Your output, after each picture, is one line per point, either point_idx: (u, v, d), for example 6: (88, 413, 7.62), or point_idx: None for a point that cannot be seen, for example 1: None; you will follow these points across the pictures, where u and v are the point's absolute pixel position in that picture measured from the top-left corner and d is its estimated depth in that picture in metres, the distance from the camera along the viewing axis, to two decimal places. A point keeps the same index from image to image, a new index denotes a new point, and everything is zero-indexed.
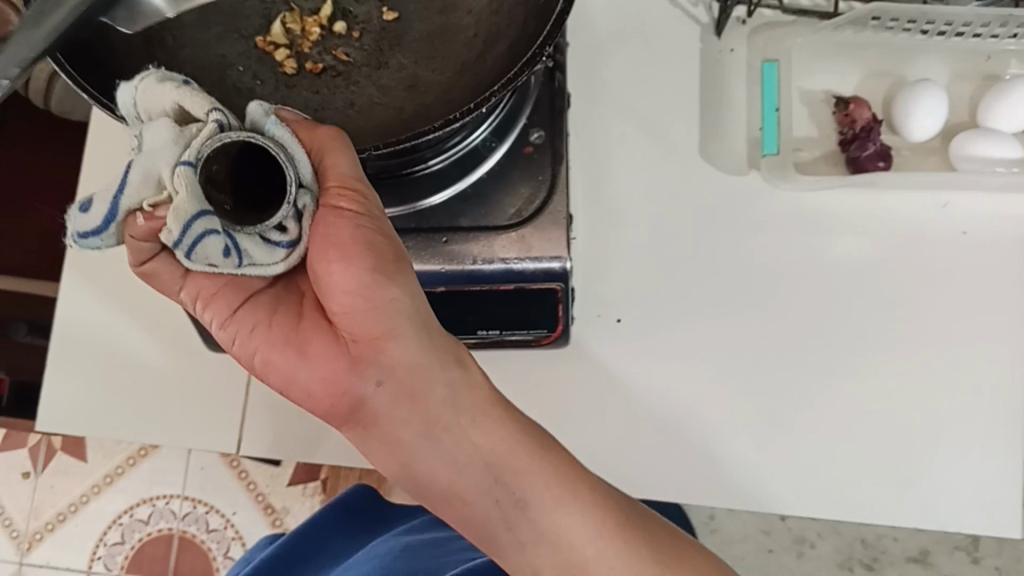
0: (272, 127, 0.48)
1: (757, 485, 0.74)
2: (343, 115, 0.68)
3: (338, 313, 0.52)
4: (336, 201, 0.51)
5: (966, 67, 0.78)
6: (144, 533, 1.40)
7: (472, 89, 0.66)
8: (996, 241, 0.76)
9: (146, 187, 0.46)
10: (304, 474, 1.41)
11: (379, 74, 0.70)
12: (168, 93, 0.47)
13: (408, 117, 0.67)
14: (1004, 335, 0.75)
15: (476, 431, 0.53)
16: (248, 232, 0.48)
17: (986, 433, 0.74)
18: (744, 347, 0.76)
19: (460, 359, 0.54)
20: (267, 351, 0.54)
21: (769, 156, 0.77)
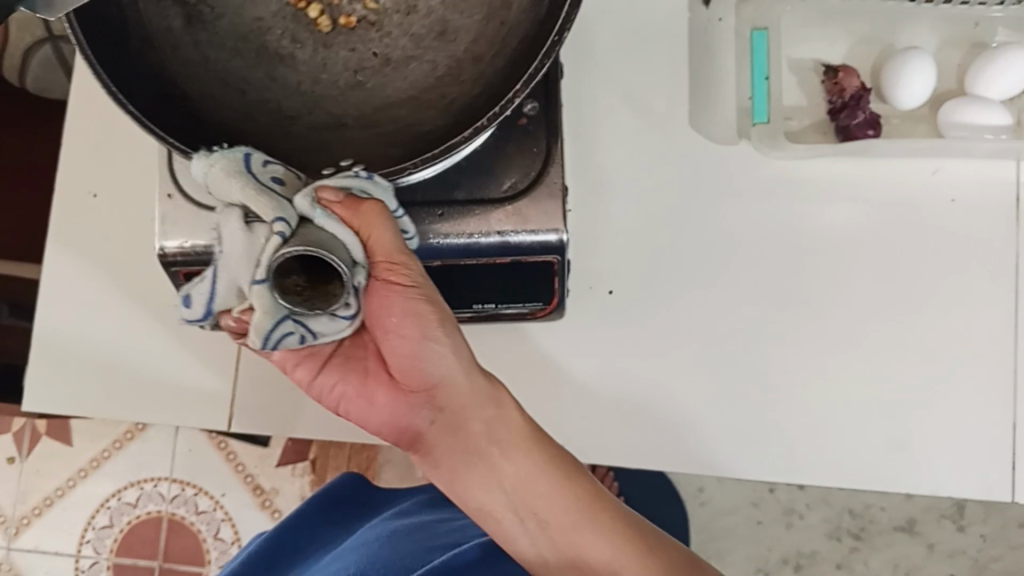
0: (319, 219, 0.51)
1: (747, 453, 0.75)
2: (381, 75, 0.60)
3: (399, 370, 0.60)
4: (387, 276, 0.55)
5: (954, 33, 0.78)
6: (133, 516, 1.40)
7: (503, 37, 0.58)
8: (985, 207, 0.76)
9: (231, 294, 0.52)
10: (294, 454, 1.41)
11: (408, 20, 0.61)
12: (234, 189, 0.51)
13: (447, 78, 0.59)
14: (991, 300, 0.75)
15: (506, 461, 0.60)
16: (319, 318, 0.52)
17: (974, 399, 0.74)
18: (735, 317, 0.76)
19: (498, 398, 0.61)
20: (345, 404, 0.62)
21: (760, 125, 0.76)
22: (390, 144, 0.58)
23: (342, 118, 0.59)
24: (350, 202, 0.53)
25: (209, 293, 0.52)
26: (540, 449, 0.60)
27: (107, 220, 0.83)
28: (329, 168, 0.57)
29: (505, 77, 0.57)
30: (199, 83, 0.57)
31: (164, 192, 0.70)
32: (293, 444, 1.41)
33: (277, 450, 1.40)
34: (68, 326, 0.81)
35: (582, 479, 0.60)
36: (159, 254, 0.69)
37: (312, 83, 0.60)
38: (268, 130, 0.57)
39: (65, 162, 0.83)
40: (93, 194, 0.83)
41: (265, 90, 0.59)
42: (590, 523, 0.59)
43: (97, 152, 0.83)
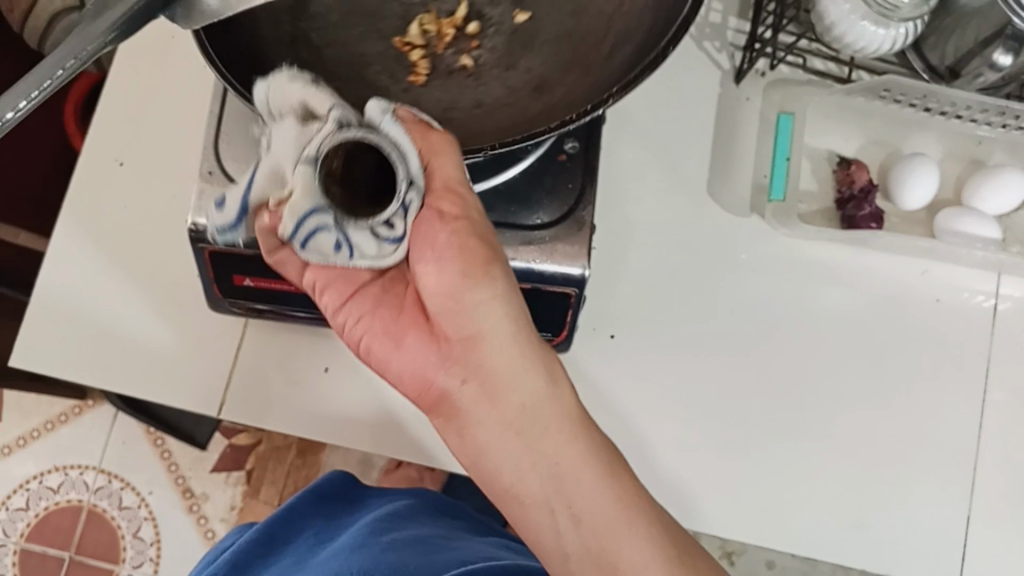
0: (387, 125, 0.52)
1: (715, 510, 0.78)
2: (469, 113, 0.69)
3: (435, 311, 0.58)
4: (438, 203, 0.56)
5: (955, 147, 0.84)
6: (51, 502, 1.35)
7: (593, 91, 0.66)
8: (962, 311, 0.82)
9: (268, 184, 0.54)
10: (231, 462, 1.38)
11: (507, 74, 0.71)
12: (297, 89, 0.54)
13: (533, 117, 0.67)
14: (961, 398, 0.80)
15: (545, 438, 0.56)
16: (358, 227, 0.54)
17: (937, 488, 0.79)
18: (722, 378, 0.80)
19: (541, 365, 0.57)
20: (370, 339, 0.61)
21: (775, 202, 0.82)
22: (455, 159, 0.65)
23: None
24: (419, 128, 0.55)
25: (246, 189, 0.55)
26: (585, 436, 0.56)
27: (126, 189, 0.83)
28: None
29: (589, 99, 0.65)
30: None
31: (205, 169, 0.71)
32: (231, 452, 1.38)
33: (215, 455, 1.38)
34: (62, 288, 0.81)
35: (623, 475, 0.56)
36: (190, 228, 0.70)
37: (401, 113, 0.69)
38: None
39: (95, 128, 0.83)
40: (119, 163, 0.83)
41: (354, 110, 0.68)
42: (629, 522, 0.54)
43: (129, 123, 0.84)
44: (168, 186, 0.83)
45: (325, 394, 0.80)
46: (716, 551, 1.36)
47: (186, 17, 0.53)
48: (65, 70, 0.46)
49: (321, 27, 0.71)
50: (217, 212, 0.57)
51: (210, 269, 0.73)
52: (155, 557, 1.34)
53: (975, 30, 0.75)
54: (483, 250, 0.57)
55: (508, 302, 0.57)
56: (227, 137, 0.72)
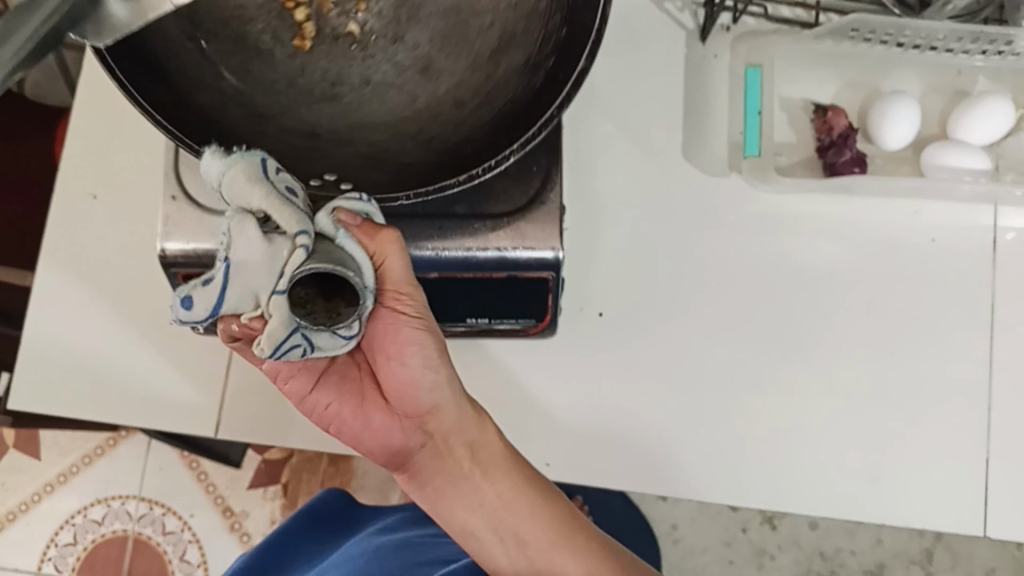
0: (343, 239, 0.51)
1: (725, 478, 0.76)
2: (358, 93, 0.64)
3: (398, 397, 0.62)
4: (394, 303, 0.57)
5: (937, 81, 0.81)
6: (98, 534, 1.37)
7: (489, 111, 0.63)
8: (963, 249, 0.79)
9: (240, 301, 0.49)
10: (266, 477, 1.39)
11: (393, 49, 0.65)
12: (254, 193, 0.49)
13: (424, 115, 0.64)
14: (969, 338, 0.77)
15: (489, 482, 0.63)
16: (321, 334, 0.51)
17: (953, 433, 0.76)
18: (718, 344, 0.78)
19: (482, 424, 0.63)
20: (340, 422, 0.63)
21: (750, 157, 0.80)
22: (363, 166, 0.63)
23: (315, 127, 0.63)
24: (367, 228, 0.54)
25: (213, 301, 0.48)
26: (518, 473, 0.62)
27: (105, 221, 0.83)
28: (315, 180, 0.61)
29: (496, 130, 0.63)
30: (177, 57, 0.62)
31: (169, 194, 0.71)
32: (266, 466, 1.39)
33: (249, 472, 1.39)
34: (56, 327, 0.81)
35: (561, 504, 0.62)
36: (160, 255, 0.69)
37: (287, 85, 0.64)
38: (246, 118, 0.62)
39: (68, 164, 0.84)
40: (93, 196, 0.83)
41: (238, 83, 0.63)
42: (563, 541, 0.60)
43: (99, 155, 0.84)
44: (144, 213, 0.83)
45: None
46: (756, 518, 1.33)
47: (96, 33, 0.47)
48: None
49: None
50: (182, 310, 0.48)
51: None
52: None
53: None
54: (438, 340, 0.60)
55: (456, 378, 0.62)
56: (185, 159, 0.71)
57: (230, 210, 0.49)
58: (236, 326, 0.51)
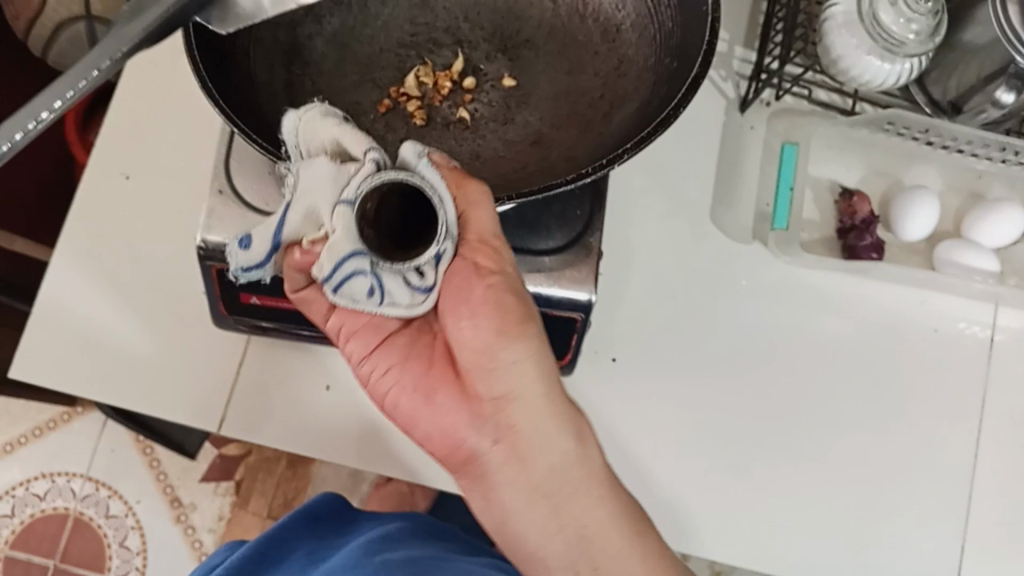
0: (422, 168, 0.52)
1: (711, 535, 0.78)
2: (465, 165, 0.68)
3: (468, 368, 0.58)
4: (474, 256, 0.57)
5: (956, 180, 0.86)
6: (37, 509, 1.34)
7: (599, 149, 0.65)
8: (960, 343, 0.83)
9: (299, 224, 0.54)
10: (219, 472, 1.38)
11: (504, 129, 0.70)
12: (326, 125, 0.55)
13: (538, 170, 0.66)
14: (958, 426, 0.81)
15: (577, 502, 0.59)
16: (393, 277, 0.53)
17: (932, 517, 0.79)
18: (723, 403, 0.80)
19: (576, 430, 0.60)
20: (396, 395, 0.61)
21: (778, 230, 0.82)
22: None
23: None
24: (454, 175, 0.57)
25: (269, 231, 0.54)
26: (610, 497, 0.60)
27: (130, 202, 0.83)
28: None
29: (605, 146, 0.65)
30: None
31: (215, 186, 0.71)
32: (221, 462, 1.38)
33: (203, 465, 1.38)
34: (62, 299, 0.80)
35: (646, 537, 0.61)
36: (198, 246, 0.70)
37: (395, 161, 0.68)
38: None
39: (102, 139, 0.84)
40: (124, 176, 0.83)
41: None
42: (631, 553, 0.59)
43: (137, 137, 0.84)
44: (172, 200, 0.83)
45: (330, 413, 0.80)
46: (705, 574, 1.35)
47: (221, 20, 0.60)
48: (100, 71, 0.50)
49: (314, 74, 0.70)
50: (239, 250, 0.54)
51: (217, 287, 0.73)
52: (141, 566, 1.32)
53: (978, 67, 0.76)
54: (519, 313, 0.57)
55: (540, 363, 0.58)
56: (237, 156, 0.72)
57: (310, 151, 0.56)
58: (298, 256, 0.55)
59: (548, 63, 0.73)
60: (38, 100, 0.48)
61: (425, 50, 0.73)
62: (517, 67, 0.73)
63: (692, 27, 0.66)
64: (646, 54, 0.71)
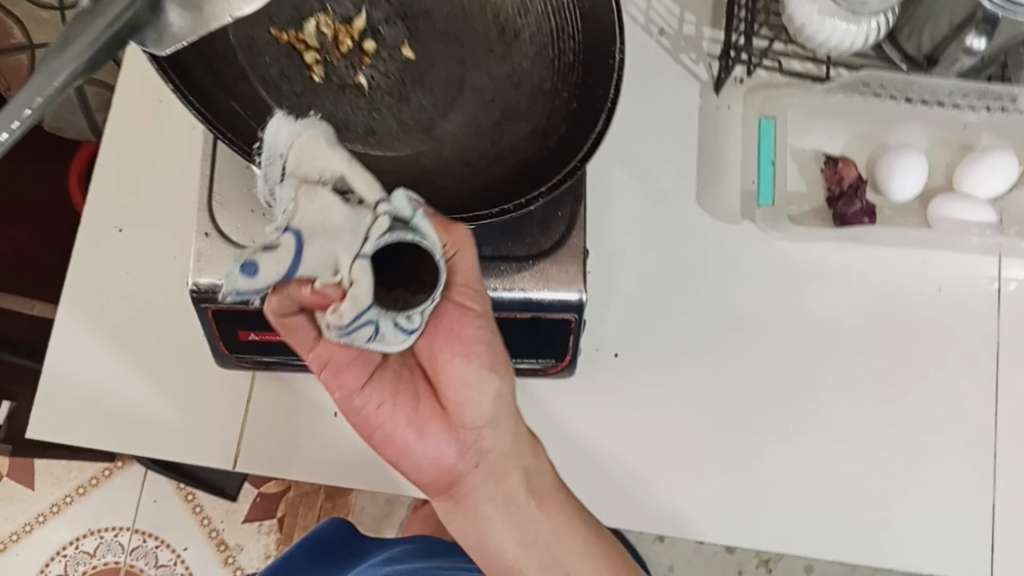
0: (419, 220, 0.52)
1: (735, 521, 0.77)
2: (359, 140, 0.68)
3: (458, 404, 0.62)
4: (463, 300, 0.59)
5: (942, 136, 0.84)
6: (90, 566, 1.36)
7: (496, 172, 0.66)
8: (967, 299, 0.81)
9: (319, 265, 0.50)
10: (262, 511, 1.39)
11: (399, 106, 0.70)
12: (332, 158, 0.52)
13: (432, 162, 0.67)
14: (976, 385, 0.79)
15: (544, 515, 0.66)
16: (388, 319, 0.52)
17: (961, 479, 0.78)
18: (731, 386, 0.80)
19: (536, 451, 0.67)
20: (389, 426, 0.62)
21: (764, 206, 0.82)
22: None
23: None
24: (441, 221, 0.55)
25: (279, 268, 0.49)
26: (569, 507, 0.68)
27: (128, 254, 0.85)
28: None
29: (511, 172, 0.65)
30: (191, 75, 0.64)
31: (201, 231, 0.72)
32: (261, 500, 1.40)
33: (245, 506, 1.39)
34: (73, 357, 0.82)
35: (604, 539, 0.69)
36: (192, 289, 0.71)
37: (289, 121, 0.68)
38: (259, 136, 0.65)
39: (94, 198, 0.86)
40: (117, 229, 0.85)
41: (244, 100, 0.66)
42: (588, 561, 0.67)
43: (127, 191, 0.86)
44: (167, 248, 0.85)
45: (340, 439, 0.81)
46: (751, 561, 1.33)
47: (157, 41, 0.51)
48: (32, 110, 0.45)
49: None
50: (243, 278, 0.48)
51: (214, 326, 0.74)
52: None
53: (948, 16, 0.75)
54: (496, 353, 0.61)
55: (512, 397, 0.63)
56: (220, 197, 0.74)
57: (301, 175, 0.52)
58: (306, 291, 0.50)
59: (448, 42, 0.71)
60: None
61: None
62: (417, 36, 0.72)
63: (600, 71, 0.65)
64: (541, 73, 0.68)
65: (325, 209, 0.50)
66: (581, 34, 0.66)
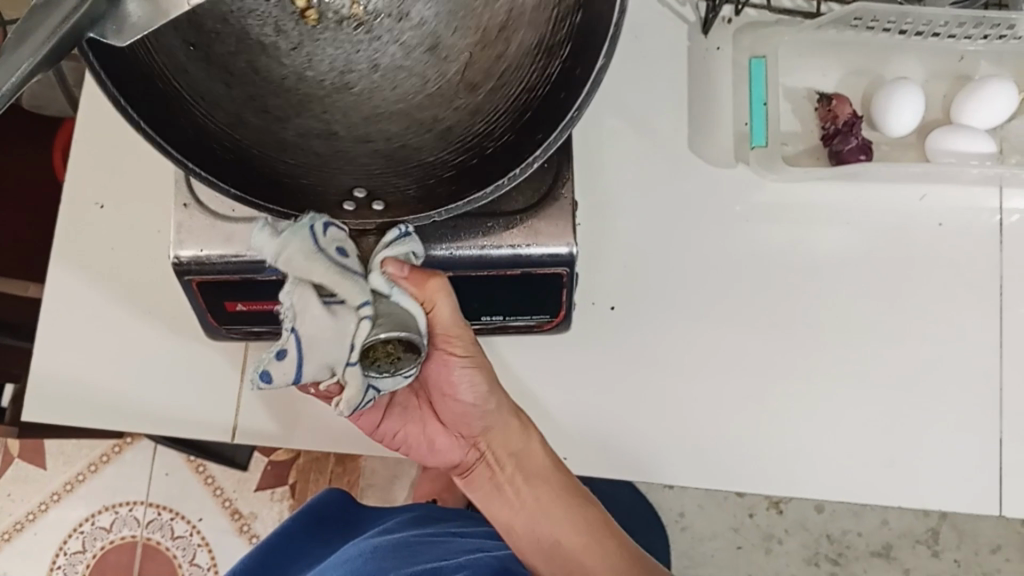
0: (394, 295, 0.58)
1: (742, 467, 0.77)
2: (369, 82, 0.55)
3: (458, 420, 0.72)
4: (445, 345, 0.65)
5: (940, 66, 0.82)
6: (107, 541, 1.37)
7: (514, 108, 0.54)
8: (972, 232, 0.79)
9: (316, 369, 0.55)
10: (273, 479, 1.40)
11: (402, 23, 0.54)
12: (313, 267, 0.55)
13: (438, 99, 0.55)
14: (981, 318, 0.78)
15: (533, 486, 0.71)
16: (386, 378, 0.59)
17: (968, 413, 0.77)
18: (733, 332, 0.78)
19: (528, 433, 0.71)
20: (407, 447, 0.73)
21: (757, 148, 0.80)
22: (370, 160, 0.55)
23: (332, 126, 0.55)
24: (414, 277, 0.61)
25: (291, 374, 0.54)
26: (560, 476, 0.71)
27: (114, 230, 0.83)
28: (347, 203, 0.57)
29: (526, 115, 0.54)
30: (185, 78, 0.52)
31: (181, 201, 0.70)
32: (272, 468, 1.40)
33: (256, 474, 1.40)
34: (67, 337, 0.81)
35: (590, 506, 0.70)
36: (174, 262, 0.69)
37: (296, 80, 0.54)
38: (257, 127, 0.54)
39: (74, 175, 0.84)
40: (99, 205, 0.84)
41: (249, 85, 0.54)
42: (608, 538, 0.68)
43: (108, 166, 0.84)
44: (153, 222, 0.83)
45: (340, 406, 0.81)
46: (763, 503, 1.34)
47: (116, 32, 0.45)
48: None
49: None
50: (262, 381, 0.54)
51: (201, 298, 0.73)
52: None
53: None
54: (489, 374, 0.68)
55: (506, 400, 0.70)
56: None
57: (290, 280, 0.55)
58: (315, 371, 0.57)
59: None
60: None
61: None
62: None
63: None
64: None
65: (310, 324, 0.54)
66: None
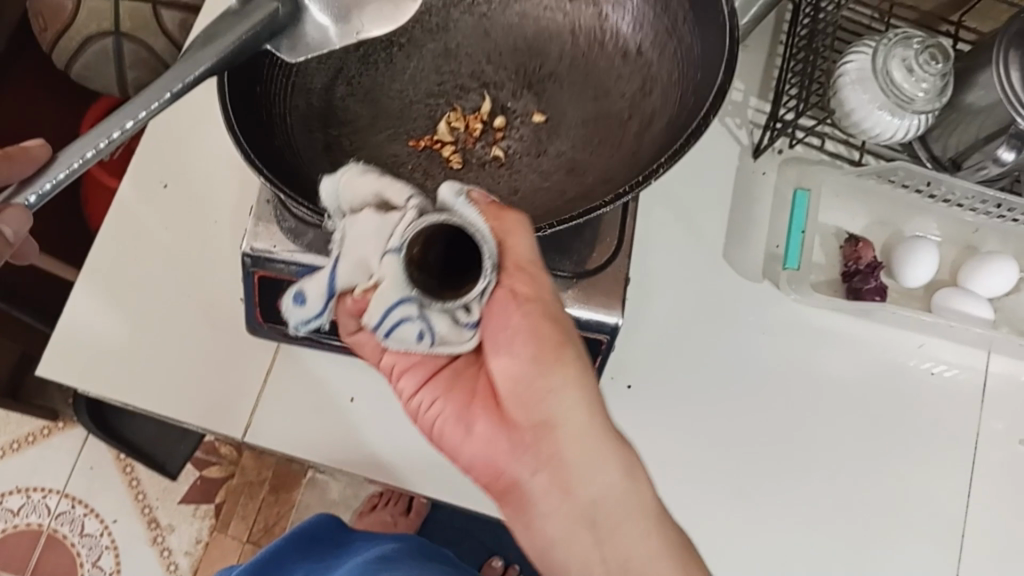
0: (459, 204, 0.52)
1: (717, 560, 0.81)
2: (506, 203, 0.69)
3: (514, 405, 0.57)
4: (512, 281, 0.55)
5: (953, 232, 0.92)
6: (10, 524, 1.33)
7: (637, 168, 0.68)
8: (954, 386, 0.87)
9: (356, 272, 0.55)
10: (200, 494, 1.37)
11: (539, 160, 0.72)
12: (367, 184, 0.56)
13: (571, 199, 0.68)
14: (952, 467, 0.85)
15: (632, 532, 0.55)
16: (439, 314, 0.53)
17: (930, 551, 0.83)
18: (733, 432, 0.84)
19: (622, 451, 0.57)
20: (442, 423, 0.61)
21: (789, 269, 0.86)
22: None
23: None
24: (494, 208, 0.55)
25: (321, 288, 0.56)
26: (661, 528, 0.56)
27: (169, 211, 0.85)
28: None
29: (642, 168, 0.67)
30: None
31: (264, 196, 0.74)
32: (202, 483, 1.37)
33: (184, 486, 1.37)
34: (91, 305, 0.82)
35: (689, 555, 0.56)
36: (246, 254, 0.71)
37: None
38: None
39: (141, 154, 0.87)
40: (162, 184, 0.86)
41: None
42: None
43: (175, 152, 0.87)
44: (203, 214, 0.86)
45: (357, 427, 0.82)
46: None
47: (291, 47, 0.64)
48: (172, 93, 0.55)
49: (350, 133, 0.71)
50: (299, 307, 0.56)
51: (256, 293, 0.75)
52: None
53: (978, 127, 0.83)
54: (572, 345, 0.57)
55: (592, 389, 0.56)
56: None
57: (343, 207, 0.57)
58: (350, 303, 0.56)
59: (576, 92, 0.75)
60: (88, 138, 0.53)
61: (452, 96, 0.74)
62: (545, 101, 0.75)
63: (713, 52, 0.68)
64: (670, 73, 0.73)
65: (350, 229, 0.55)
66: (695, 22, 0.71)
